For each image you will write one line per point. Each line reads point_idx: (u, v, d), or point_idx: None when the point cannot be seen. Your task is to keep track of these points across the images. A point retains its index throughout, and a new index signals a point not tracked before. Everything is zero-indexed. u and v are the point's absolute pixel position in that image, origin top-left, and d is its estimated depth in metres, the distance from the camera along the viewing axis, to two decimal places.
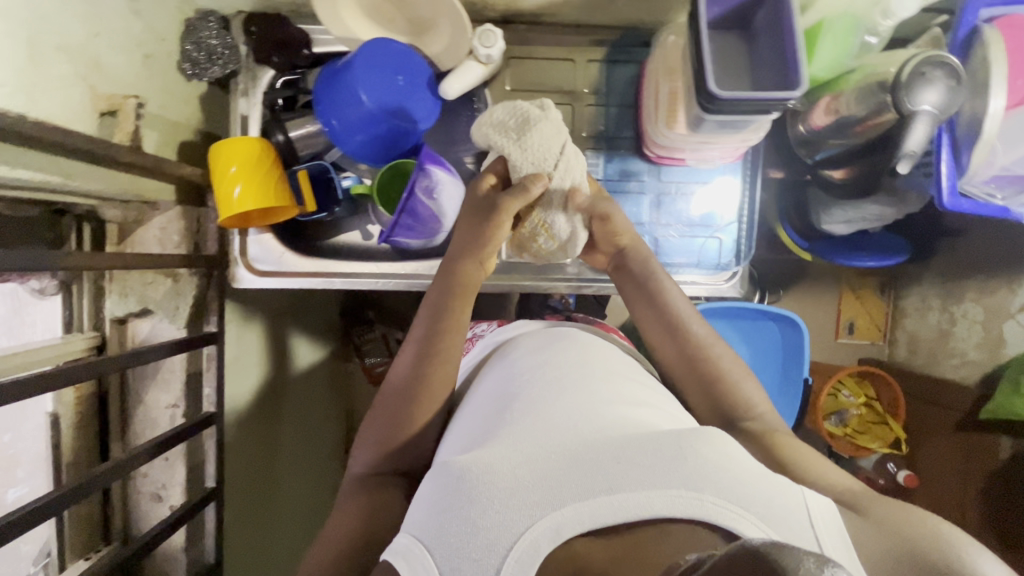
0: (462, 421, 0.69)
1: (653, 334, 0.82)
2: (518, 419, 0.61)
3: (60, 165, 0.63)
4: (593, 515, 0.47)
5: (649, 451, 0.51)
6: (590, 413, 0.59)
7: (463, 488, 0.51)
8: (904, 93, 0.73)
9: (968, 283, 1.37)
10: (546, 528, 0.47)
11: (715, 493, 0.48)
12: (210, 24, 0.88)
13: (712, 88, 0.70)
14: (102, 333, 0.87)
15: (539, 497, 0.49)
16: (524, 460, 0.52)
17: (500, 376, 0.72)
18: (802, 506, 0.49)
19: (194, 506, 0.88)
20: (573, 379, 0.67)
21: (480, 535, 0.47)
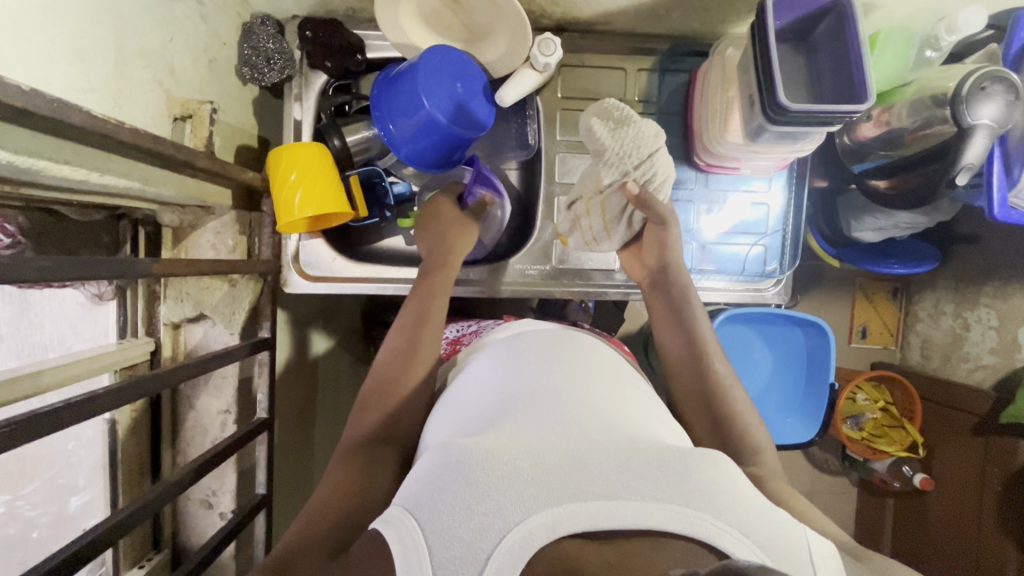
0: (456, 403, 0.67)
1: (675, 350, 0.81)
2: (520, 404, 0.59)
3: (139, 170, 0.62)
4: (590, 518, 0.46)
5: (653, 464, 0.50)
6: (594, 410, 0.58)
7: (461, 471, 0.49)
8: (966, 106, 0.74)
9: (982, 288, 1.40)
10: (541, 521, 0.45)
11: (717, 515, 0.47)
12: (267, 27, 0.88)
13: (782, 99, 0.71)
14: (156, 338, 0.87)
15: (537, 491, 0.47)
16: (525, 452, 0.51)
17: (498, 359, 0.70)
18: (804, 543, 0.48)
19: (248, 514, 0.87)
20: (581, 374, 0.65)
21: (473, 520, 0.46)
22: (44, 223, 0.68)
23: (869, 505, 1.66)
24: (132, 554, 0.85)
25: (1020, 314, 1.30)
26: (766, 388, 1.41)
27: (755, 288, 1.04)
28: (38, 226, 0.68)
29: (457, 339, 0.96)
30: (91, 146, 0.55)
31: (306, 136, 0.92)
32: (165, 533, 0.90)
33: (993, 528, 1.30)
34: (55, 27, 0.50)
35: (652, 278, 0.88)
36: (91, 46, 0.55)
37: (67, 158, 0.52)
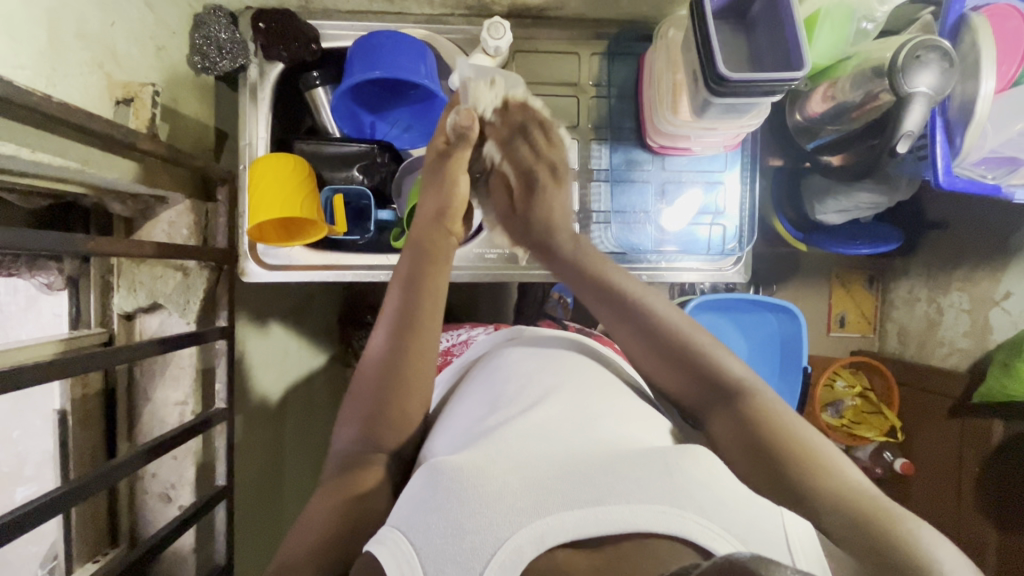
0: (450, 422, 0.66)
1: (606, 318, 0.74)
2: (510, 419, 0.60)
3: (76, 151, 0.63)
4: (578, 526, 0.45)
5: (636, 465, 0.50)
6: (583, 423, 0.59)
7: (447, 489, 0.49)
8: (902, 77, 0.76)
9: (954, 272, 1.41)
10: (529, 534, 0.45)
11: (700, 512, 0.46)
12: (219, 17, 0.89)
13: (722, 70, 0.73)
14: (110, 329, 0.87)
15: (525, 503, 0.47)
16: (514, 467, 0.51)
17: (489, 379, 0.70)
18: (780, 530, 0.48)
19: (205, 505, 0.85)
20: (572, 384, 0.66)
21: (466, 539, 0.45)
22: None
23: None
24: (86, 549, 0.83)
25: (989, 297, 1.32)
26: None
27: (715, 268, 1.05)
28: None
29: (446, 348, 0.99)
30: (18, 121, 0.55)
31: (263, 126, 0.93)
32: (122, 526, 0.89)
33: (973, 508, 1.31)
34: None
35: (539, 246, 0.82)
36: (20, 22, 0.55)
37: None
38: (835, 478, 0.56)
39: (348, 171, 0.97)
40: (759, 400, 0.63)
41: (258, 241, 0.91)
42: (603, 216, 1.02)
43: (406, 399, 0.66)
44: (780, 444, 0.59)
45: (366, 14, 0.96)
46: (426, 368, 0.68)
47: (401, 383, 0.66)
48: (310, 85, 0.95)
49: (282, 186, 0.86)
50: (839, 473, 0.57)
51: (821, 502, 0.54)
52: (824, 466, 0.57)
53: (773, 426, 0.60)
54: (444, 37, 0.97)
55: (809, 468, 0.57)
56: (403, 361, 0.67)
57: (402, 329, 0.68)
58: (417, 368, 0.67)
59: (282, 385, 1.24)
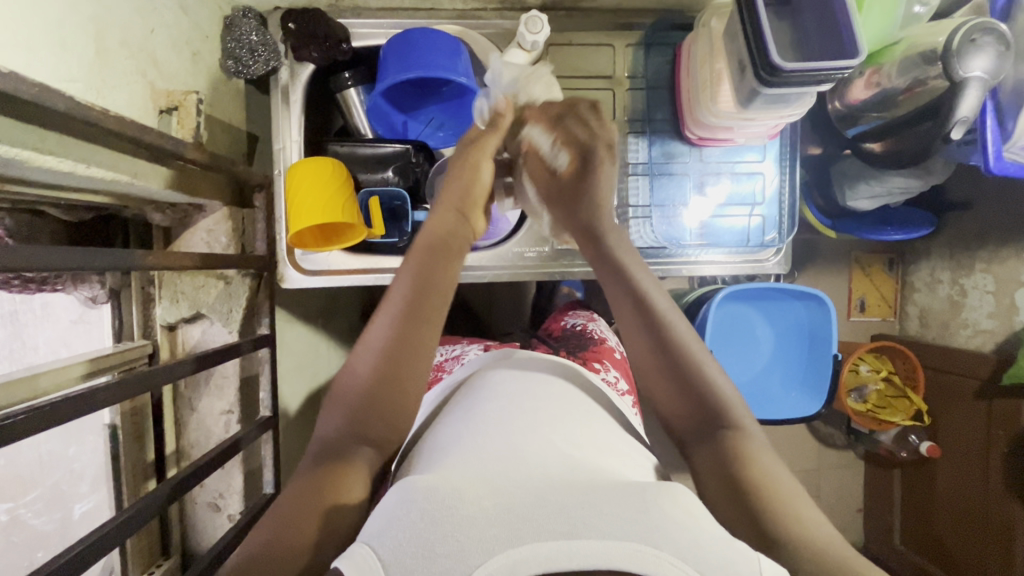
0: (428, 447, 0.65)
1: (623, 322, 0.74)
2: (487, 446, 0.59)
3: (127, 164, 0.61)
4: (549, 559, 0.42)
5: (614, 501, 0.47)
6: (563, 455, 0.57)
7: (424, 509, 0.47)
8: (956, 60, 0.74)
9: (976, 254, 1.40)
10: (501, 562, 0.42)
11: (676, 553, 0.43)
12: (249, 19, 0.87)
13: (776, 60, 0.71)
14: (153, 340, 0.85)
15: (499, 529, 0.44)
16: (490, 493, 0.48)
17: (470, 410, 0.69)
18: (759, 571, 0.44)
19: (257, 513, 0.85)
20: (551, 418, 0.65)
21: (435, 562, 0.43)
22: (35, 223, 0.68)
23: (876, 478, 1.66)
24: (140, 561, 0.83)
25: (1014, 277, 1.30)
26: (768, 367, 1.40)
27: (755, 259, 1.04)
28: (27, 227, 0.67)
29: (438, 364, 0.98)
30: (75, 136, 0.53)
31: (295, 130, 0.91)
32: (173, 537, 0.88)
33: (1002, 491, 1.30)
34: (33, 12, 0.49)
35: (584, 231, 0.79)
36: (70, 34, 0.53)
37: (52, 149, 0.51)
38: (802, 524, 0.56)
39: (383, 172, 0.95)
40: (747, 449, 0.63)
41: (297, 246, 0.90)
42: (641, 211, 1.00)
43: (402, 409, 0.66)
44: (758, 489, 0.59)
45: (398, 10, 0.94)
46: (421, 381, 0.67)
47: (397, 382, 0.65)
48: (342, 86, 0.93)
49: (322, 190, 0.84)
50: (808, 524, 0.56)
51: (788, 548, 0.54)
52: (790, 506, 0.58)
53: (758, 481, 0.60)
54: (477, 33, 0.94)
55: (784, 509, 0.57)
56: (404, 359, 0.66)
57: (411, 317, 0.67)
58: (415, 366, 0.66)
59: (312, 386, 1.24)
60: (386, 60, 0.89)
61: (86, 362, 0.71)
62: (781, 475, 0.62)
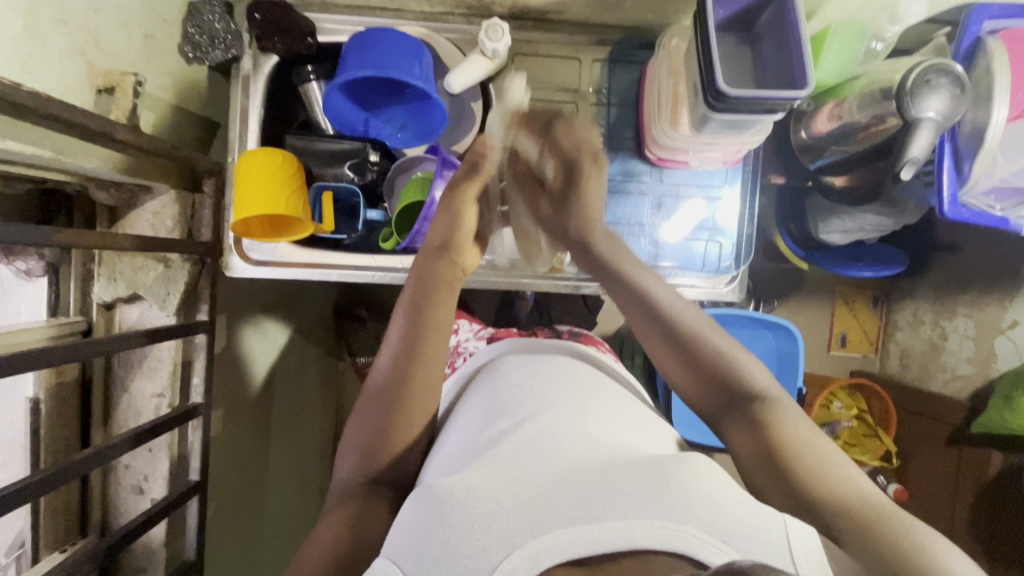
0: (452, 433, 0.68)
1: (638, 323, 0.76)
2: (507, 433, 0.60)
3: (49, 140, 0.62)
4: (574, 544, 0.45)
5: (632, 478, 0.50)
6: (577, 435, 0.59)
7: (440, 512, 0.49)
8: (909, 99, 0.73)
9: (960, 297, 1.37)
10: (524, 554, 0.45)
11: (696, 525, 0.46)
12: (214, 7, 0.88)
13: (721, 85, 0.70)
14: (89, 318, 0.86)
15: (519, 523, 0.47)
16: (506, 486, 0.50)
17: (489, 391, 0.71)
18: (781, 534, 0.47)
19: (176, 500, 0.84)
20: (568, 396, 0.66)
21: (459, 562, 0.45)
22: None
23: None
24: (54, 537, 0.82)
25: (995, 323, 1.28)
26: None
27: (709, 285, 1.02)
28: None
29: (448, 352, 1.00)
30: None
31: (254, 119, 0.92)
32: (93, 517, 0.88)
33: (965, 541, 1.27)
34: None
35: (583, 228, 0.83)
36: None
37: None
38: (838, 482, 0.58)
39: (339, 168, 0.96)
40: (778, 416, 0.64)
41: (242, 234, 0.88)
42: None
43: (414, 413, 0.67)
44: (797, 454, 0.60)
45: (365, 8, 0.94)
46: (429, 390, 0.69)
47: (402, 410, 0.67)
48: (304, 79, 0.93)
49: (269, 181, 0.84)
50: (843, 481, 0.58)
51: (827, 510, 0.55)
52: (822, 469, 0.59)
53: (791, 447, 0.61)
54: (442, 36, 0.95)
55: (815, 472, 0.59)
56: (404, 389, 0.67)
57: (407, 353, 0.69)
58: (419, 394, 0.68)
59: (270, 374, 1.24)
60: (348, 56, 0.88)
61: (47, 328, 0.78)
62: (812, 432, 0.64)
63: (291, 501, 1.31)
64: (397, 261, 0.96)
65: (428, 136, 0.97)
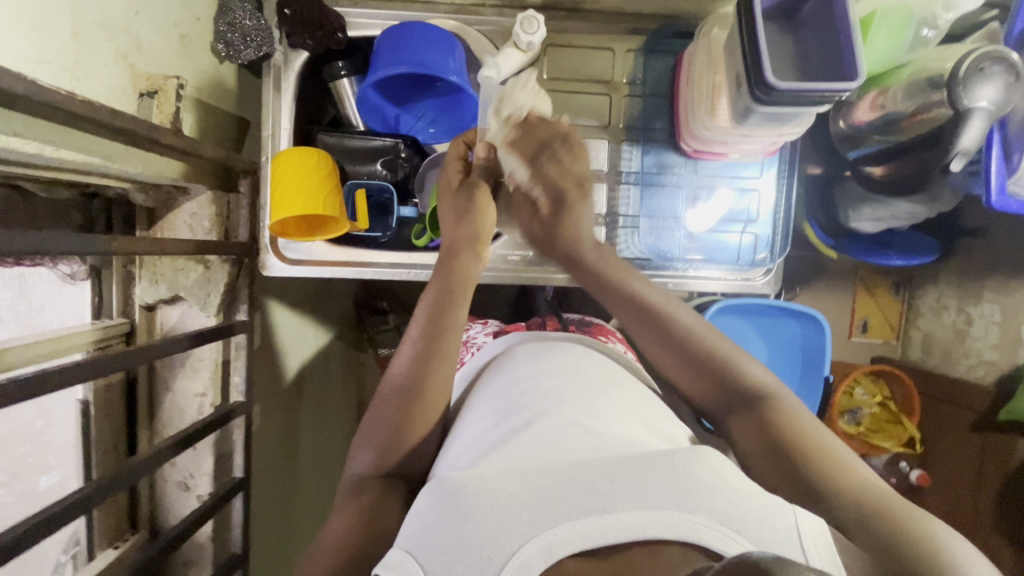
0: (463, 428, 0.69)
1: (627, 318, 0.77)
2: (522, 428, 0.61)
3: (100, 147, 0.62)
4: (586, 536, 0.46)
5: (642, 468, 0.51)
6: (586, 431, 0.59)
7: (454, 504, 0.50)
8: (963, 88, 0.71)
9: (985, 283, 1.35)
10: (539, 545, 0.46)
11: (709, 515, 0.47)
12: (244, 3, 0.86)
13: (770, 78, 0.69)
14: (131, 320, 0.86)
15: (532, 514, 0.48)
16: (517, 478, 0.51)
17: (498, 388, 0.72)
18: (791, 525, 0.47)
19: (224, 496, 0.86)
20: (578, 390, 0.67)
21: (474, 554, 0.46)
22: (10, 198, 0.67)
23: None
24: (107, 535, 0.85)
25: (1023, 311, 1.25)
26: None
27: (743, 277, 1.02)
28: (4, 202, 0.67)
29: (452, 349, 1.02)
30: (43, 119, 0.53)
31: (286, 117, 0.91)
32: (141, 513, 0.90)
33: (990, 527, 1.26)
34: None
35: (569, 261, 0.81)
36: (43, 15, 0.53)
37: (16, 130, 0.51)
38: (839, 470, 0.60)
39: (371, 165, 0.94)
40: (782, 408, 0.67)
41: (281, 236, 0.90)
42: (630, 220, 0.99)
43: (428, 409, 0.69)
44: (794, 444, 0.63)
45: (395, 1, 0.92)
46: (445, 388, 0.70)
47: (416, 410, 0.68)
48: (335, 76, 0.92)
49: (305, 180, 0.84)
50: (844, 469, 0.60)
51: (840, 498, 0.57)
52: (827, 459, 0.61)
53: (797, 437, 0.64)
54: (473, 28, 0.93)
55: (825, 465, 0.60)
56: (421, 388, 0.69)
57: (426, 353, 0.70)
58: (432, 393, 0.69)
59: (300, 369, 1.25)
60: (382, 52, 0.87)
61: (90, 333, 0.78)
62: (814, 424, 0.66)
63: (321, 493, 1.35)
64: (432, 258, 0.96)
65: (458, 130, 0.98)
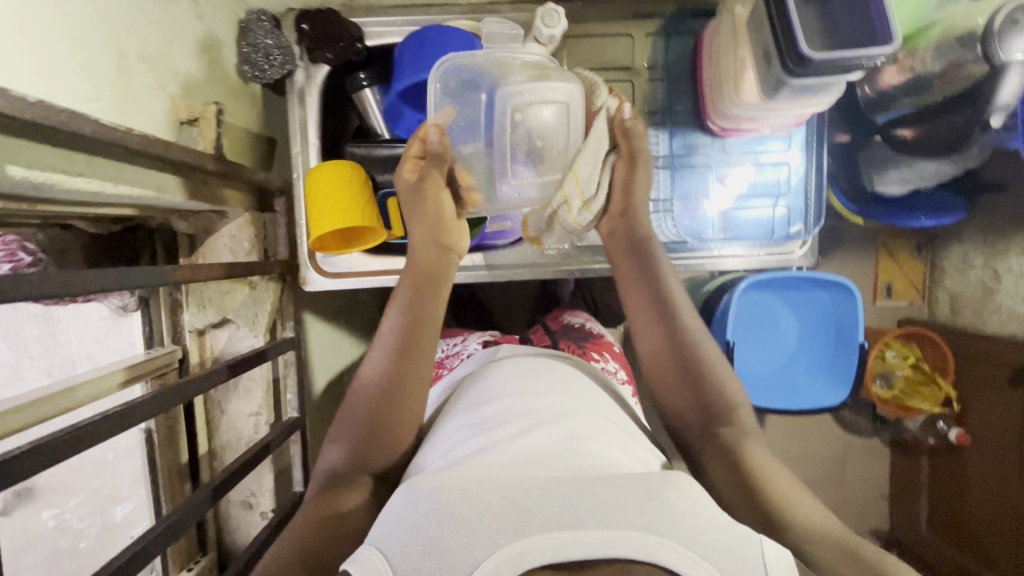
0: (437, 440, 0.66)
1: (639, 312, 0.78)
2: (497, 444, 0.58)
3: (153, 180, 0.63)
4: (557, 549, 0.43)
5: (616, 492, 0.48)
6: (565, 450, 0.57)
7: (433, 507, 0.47)
8: (997, 42, 0.71)
9: (1012, 236, 1.33)
10: (508, 554, 0.42)
11: (679, 540, 0.44)
12: (264, 23, 0.87)
13: (804, 50, 0.68)
14: (182, 346, 0.86)
15: (506, 522, 0.45)
16: (494, 485, 0.48)
17: (474, 399, 0.69)
18: (758, 557, 0.45)
19: (290, 511, 0.88)
20: (558, 406, 0.64)
21: (444, 556, 0.43)
22: (63, 238, 0.69)
23: (903, 466, 1.61)
24: (179, 558, 0.86)
25: None
26: (790, 359, 1.36)
27: (780, 252, 1.02)
28: (58, 242, 0.68)
29: (442, 359, 0.99)
30: (103, 156, 0.54)
31: (314, 132, 0.91)
32: (209, 536, 0.92)
33: None
34: (56, 38, 0.49)
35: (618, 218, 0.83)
36: (93, 54, 0.54)
37: (81, 170, 0.52)
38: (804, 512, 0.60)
39: None
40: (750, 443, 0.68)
41: (320, 250, 0.90)
42: (663, 205, 0.98)
43: (398, 414, 0.67)
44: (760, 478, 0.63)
45: (410, 7, 0.92)
46: (418, 396, 0.69)
47: (387, 414, 0.67)
48: (358, 86, 0.92)
49: (342, 194, 0.84)
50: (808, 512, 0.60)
51: (796, 532, 0.58)
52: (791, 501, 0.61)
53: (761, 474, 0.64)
54: (492, 27, 0.93)
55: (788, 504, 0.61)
56: (398, 390, 0.68)
57: (400, 351, 0.70)
58: (409, 397, 0.68)
59: (337, 381, 1.26)
60: (404, 58, 0.86)
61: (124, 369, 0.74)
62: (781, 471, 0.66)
63: None
64: (471, 260, 0.97)
65: None
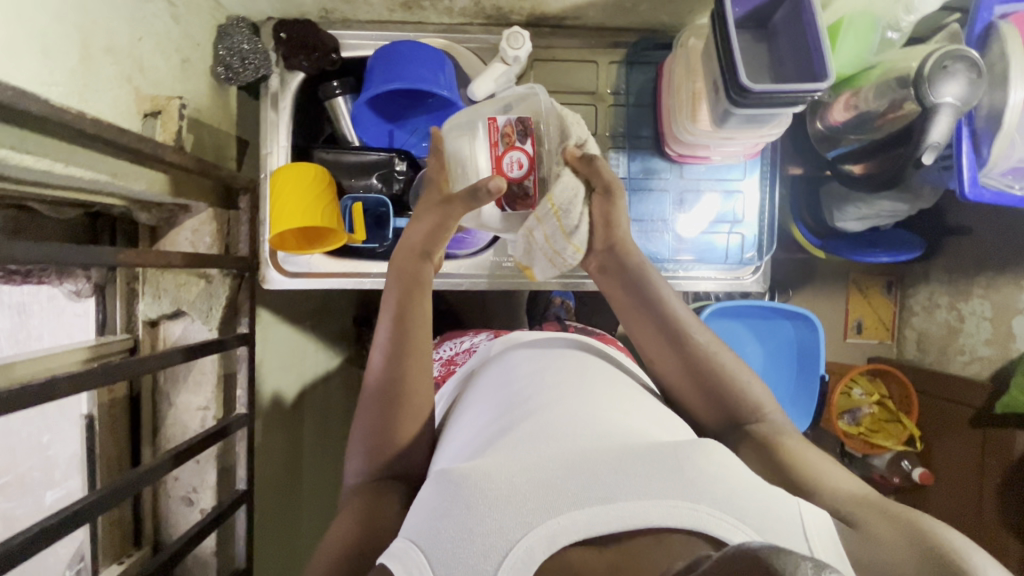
0: (460, 427, 0.66)
1: (632, 315, 0.77)
2: (523, 420, 0.58)
3: (107, 164, 0.64)
4: (589, 524, 0.44)
5: (643, 460, 0.48)
6: (588, 421, 0.57)
7: (459, 495, 0.47)
8: (928, 85, 0.75)
9: (975, 279, 1.37)
10: (542, 534, 0.44)
11: (710, 503, 0.45)
12: (242, 29, 0.89)
13: (744, 81, 0.72)
14: (135, 336, 0.88)
15: (536, 504, 0.45)
16: (521, 468, 0.49)
17: (493, 384, 0.69)
18: (795, 517, 0.46)
19: (227, 508, 0.86)
20: (581, 384, 0.64)
21: (476, 541, 0.44)
22: (18, 218, 0.70)
23: None
24: (112, 550, 0.85)
25: (1013, 304, 1.28)
26: None
27: (733, 276, 1.04)
28: (12, 222, 0.70)
29: (449, 358, 1.00)
30: (53, 137, 0.56)
31: (283, 135, 0.94)
32: (145, 529, 0.90)
33: (998, 524, 1.25)
34: (18, 22, 0.52)
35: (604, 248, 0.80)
36: (56, 41, 0.57)
37: (30, 148, 0.54)
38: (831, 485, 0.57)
39: (367, 179, 0.96)
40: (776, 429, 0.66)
41: (279, 249, 0.92)
42: None
43: (412, 406, 0.69)
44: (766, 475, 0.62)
45: (389, 23, 0.96)
46: (425, 389, 0.71)
47: (401, 410, 0.69)
48: (331, 94, 0.96)
49: (303, 195, 0.86)
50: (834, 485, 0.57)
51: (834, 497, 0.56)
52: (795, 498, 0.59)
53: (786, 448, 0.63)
54: (462, 46, 0.97)
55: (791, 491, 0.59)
56: (404, 388, 0.69)
57: (399, 350, 0.72)
58: (417, 389, 0.70)
59: (300, 386, 1.26)
60: (374, 70, 0.91)
61: (81, 350, 0.77)
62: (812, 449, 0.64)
63: (321, 510, 1.34)
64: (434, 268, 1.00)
65: None
